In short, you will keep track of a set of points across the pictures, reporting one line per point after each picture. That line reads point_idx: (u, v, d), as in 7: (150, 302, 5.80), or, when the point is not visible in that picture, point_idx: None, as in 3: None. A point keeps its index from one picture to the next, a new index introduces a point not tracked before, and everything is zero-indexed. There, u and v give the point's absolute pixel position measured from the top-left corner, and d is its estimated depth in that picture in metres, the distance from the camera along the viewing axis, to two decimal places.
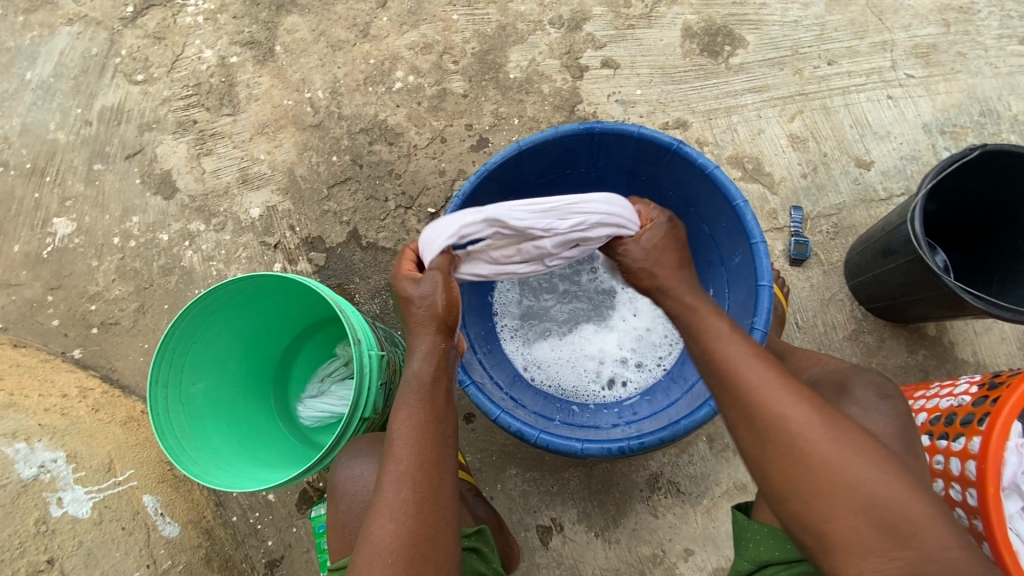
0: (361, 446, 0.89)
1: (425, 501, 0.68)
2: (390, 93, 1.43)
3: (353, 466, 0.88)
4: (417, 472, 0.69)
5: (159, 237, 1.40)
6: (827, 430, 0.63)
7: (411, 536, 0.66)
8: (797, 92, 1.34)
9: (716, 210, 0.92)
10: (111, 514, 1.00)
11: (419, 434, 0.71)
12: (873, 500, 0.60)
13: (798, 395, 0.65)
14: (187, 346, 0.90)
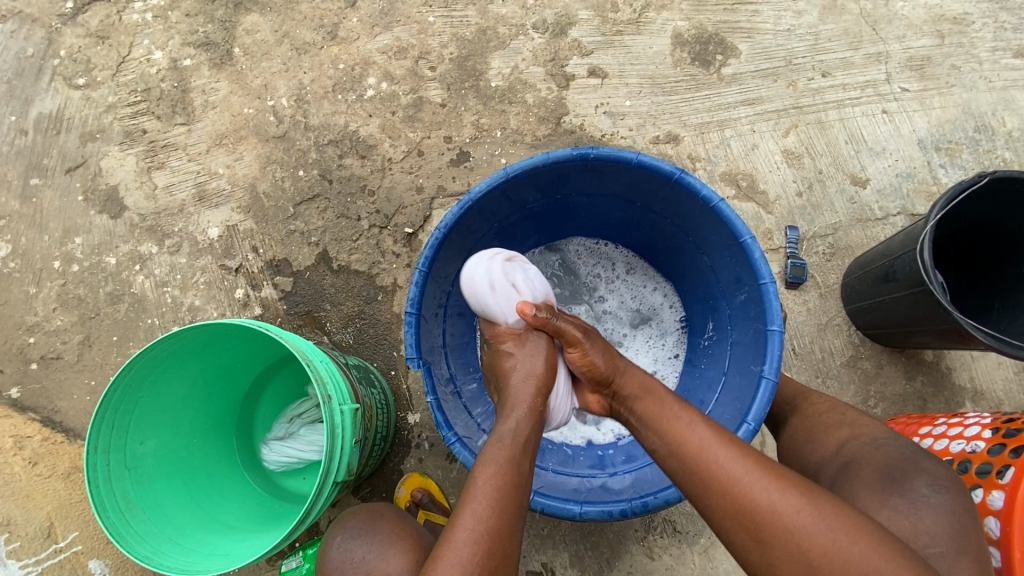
0: (360, 524, 0.86)
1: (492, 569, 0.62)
2: (362, 102, 1.32)
3: (351, 547, 0.84)
4: (489, 545, 0.63)
5: (106, 261, 1.27)
6: (806, 507, 0.58)
7: None
8: (791, 105, 1.29)
9: (719, 243, 0.86)
10: None
11: (494, 502, 0.65)
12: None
13: (770, 473, 0.61)
14: (131, 404, 0.80)
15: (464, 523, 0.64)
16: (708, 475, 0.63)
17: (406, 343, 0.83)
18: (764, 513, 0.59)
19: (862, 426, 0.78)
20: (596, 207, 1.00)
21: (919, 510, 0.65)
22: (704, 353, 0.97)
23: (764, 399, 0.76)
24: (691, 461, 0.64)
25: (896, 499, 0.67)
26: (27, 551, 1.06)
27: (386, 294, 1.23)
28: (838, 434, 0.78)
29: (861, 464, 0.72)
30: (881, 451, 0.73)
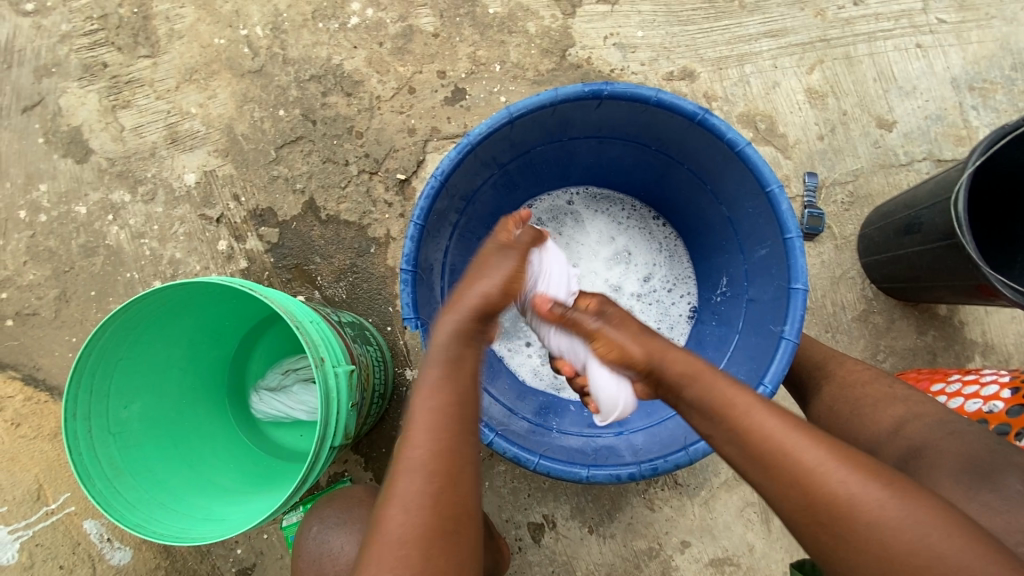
0: (338, 515, 0.87)
1: (444, 486, 0.58)
2: (345, 31, 1.19)
3: (328, 537, 0.85)
4: (445, 466, 0.59)
5: (76, 210, 1.18)
6: (889, 502, 0.53)
7: (434, 519, 0.57)
8: (817, 38, 1.18)
9: (742, 193, 0.79)
10: (45, 552, 1.03)
11: (441, 424, 0.61)
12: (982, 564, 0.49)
13: (853, 464, 0.55)
14: (109, 369, 0.75)
15: (416, 439, 0.60)
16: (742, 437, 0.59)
17: (403, 302, 0.77)
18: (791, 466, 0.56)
19: (920, 405, 0.75)
20: (606, 151, 0.92)
21: (1017, 509, 0.60)
22: (716, 309, 0.93)
23: (783, 361, 0.71)
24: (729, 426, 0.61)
25: (988, 494, 0.62)
26: (17, 516, 1.04)
27: (379, 246, 1.16)
28: (893, 410, 0.76)
29: (936, 451, 0.68)
30: (957, 439, 0.69)
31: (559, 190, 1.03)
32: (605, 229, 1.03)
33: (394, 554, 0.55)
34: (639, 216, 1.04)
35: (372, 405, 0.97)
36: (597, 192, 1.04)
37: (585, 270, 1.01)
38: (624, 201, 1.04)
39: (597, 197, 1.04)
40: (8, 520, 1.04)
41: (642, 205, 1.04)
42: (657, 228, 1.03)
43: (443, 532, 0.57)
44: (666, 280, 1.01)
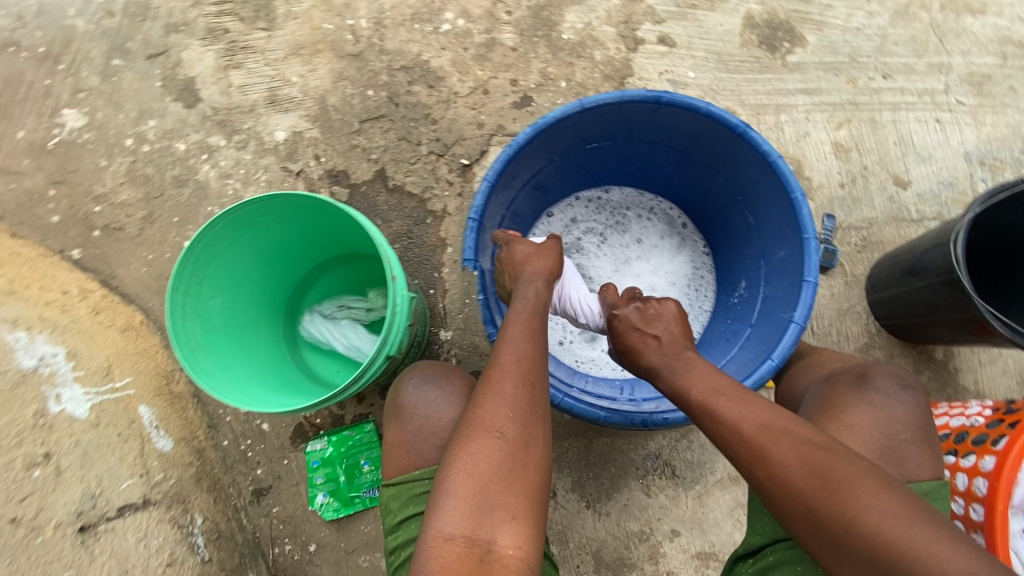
0: (434, 373, 0.87)
1: (540, 379, 0.76)
2: (437, 34, 1.37)
3: (426, 389, 0.85)
4: (528, 370, 0.76)
5: (175, 146, 1.34)
6: (802, 482, 0.62)
7: (528, 400, 0.74)
8: (847, 101, 1.34)
9: (769, 202, 0.91)
10: (108, 418, 0.92)
11: (537, 336, 0.81)
12: (900, 524, 0.55)
13: (780, 444, 0.64)
14: (208, 260, 0.87)
15: (518, 342, 0.79)
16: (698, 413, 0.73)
17: (467, 245, 0.89)
18: (731, 437, 0.68)
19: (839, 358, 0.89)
20: (654, 158, 1.06)
21: (890, 403, 0.75)
22: (732, 309, 1.03)
23: (789, 341, 0.82)
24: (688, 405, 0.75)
25: (871, 393, 0.76)
26: (93, 380, 0.94)
27: (435, 219, 1.29)
28: (828, 364, 0.88)
29: (841, 372, 0.82)
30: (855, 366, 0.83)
31: (649, 196, 1.18)
32: (669, 261, 1.16)
33: (487, 428, 0.71)
34: (698, 278, 1.14)
35: (413, 349, 1.07)
36: (697, 242, 1.17)
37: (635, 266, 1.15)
38: (701, 259, 1.16)
39: (670, 217, 1.18)
40: (85, 381, 0.93)
41: (686, 220, 1.18)
42: (702, 304, 1.12)
43: (524, 414, 0.73)
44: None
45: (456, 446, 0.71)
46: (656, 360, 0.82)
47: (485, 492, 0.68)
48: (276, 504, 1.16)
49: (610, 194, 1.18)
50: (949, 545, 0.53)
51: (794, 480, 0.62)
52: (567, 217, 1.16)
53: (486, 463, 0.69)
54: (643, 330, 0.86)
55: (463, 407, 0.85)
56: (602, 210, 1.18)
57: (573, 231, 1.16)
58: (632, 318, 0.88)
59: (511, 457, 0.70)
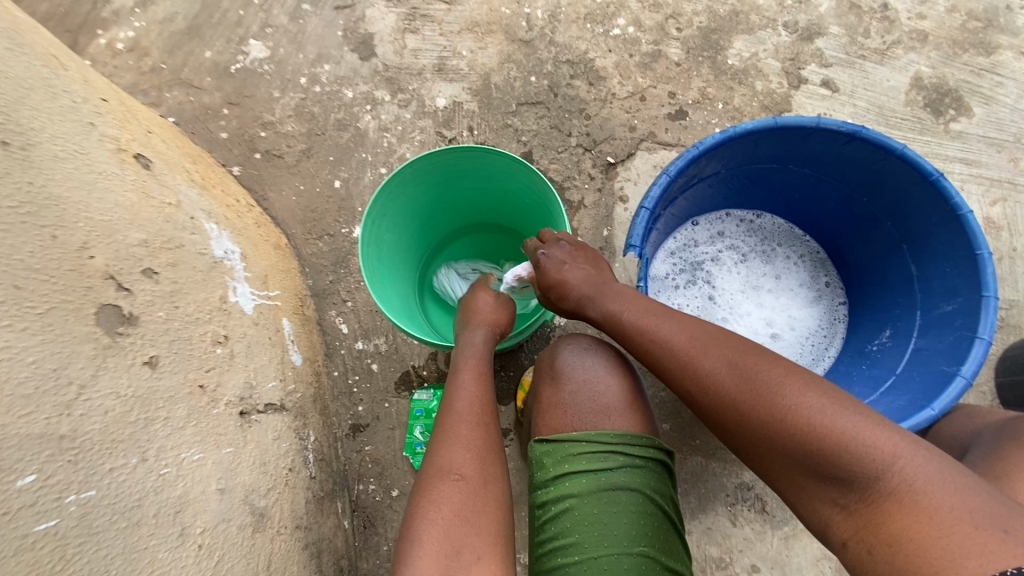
0: (590, 342, 0.96)
1: (488, 420, 0.85)
2: (606, 37, 1.42)
3: (584, 357, 0.93)
4: (479, 408, 0.85)
5: (344, 92, 1.42)
6: (740, 387, 0.73)
7: (480, 440, 0.81)
8: (1006, 179, 1.31)
9: (944, 255, 0.90)
10: (265, 321, 0.98)
11: (484, 374, 0.91)
12: (812, 411, 0.66)
13: (709, 359, 0.76)
14: (397, 196, 0.93)
15: (464, 383, 0.88)
16: (634, 332, 0.85)
17: (634, 231, 0.91)
18: (674, 356, 0.80)
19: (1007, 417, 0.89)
20: (818, 190, 1.07)
21: None
22: (872, 356, 1.01)
23: (953, 394, 0.80)
24: (621, 326, 0.87)
25: None
26: (257, 284, 1.01)
27: (570, 208, 1.33)
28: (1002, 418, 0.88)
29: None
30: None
31: (799, 231, 1.18)
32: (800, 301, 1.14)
33: (445, 473, 0.76)
34: (830, 323, 1.12)
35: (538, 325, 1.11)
36: (837, 288, 1.14)
37: (767, 295, 1.14)
38: (836, 306, 1.13)
39: (816, 256, 1.17)
40: (252, 283, 1.00)
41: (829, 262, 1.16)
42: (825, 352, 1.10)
43: (479, 448, 0.80)
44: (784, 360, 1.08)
45: (421, 492, 0.76)
46: (587, 292, 0.91)
47: (450, 530, 0.71)
48: (369, 442, 1.20)
49: (761, 219, 1.18)
50: (859, 419, 0.64)
51: (724, 385, 0.74)
52: (713, 229, 1.16)
53: (449, 504, 0.73)
54: (568, 265, 0.92)
55: (618, 377, 0.92)
56: (749, 233, 1.17)
57: (716, 244, 1.16)
58: (560, 254, 0.92)
59: (474, 494, 0.75)
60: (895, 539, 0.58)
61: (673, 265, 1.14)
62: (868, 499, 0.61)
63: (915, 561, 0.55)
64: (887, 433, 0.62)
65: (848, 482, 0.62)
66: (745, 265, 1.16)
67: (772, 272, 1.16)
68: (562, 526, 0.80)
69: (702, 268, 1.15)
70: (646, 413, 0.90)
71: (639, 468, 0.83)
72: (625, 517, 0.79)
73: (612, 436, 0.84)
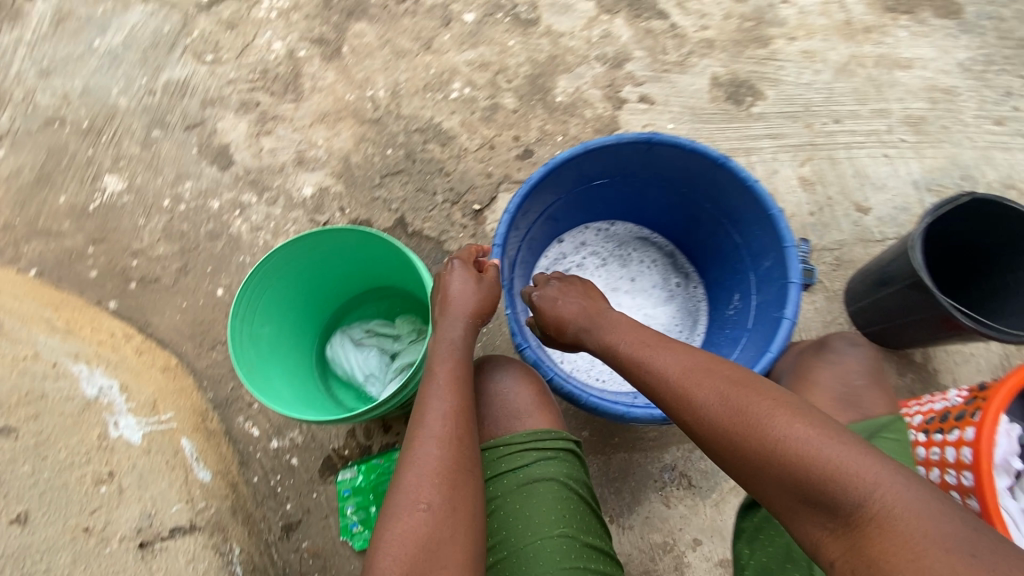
0: (497, 360, 1.04)
1: (463, 439, 0.83)
2: (447, 100, 1.56)
3: (493, 374, 1.01)
4: (456, 426, 0.84)
5: (210, 204, 1.46)
6: (733, 415, 0.73)
7: (452, 464, 0.80)
8: (807, 142, 1.54)
9: (752, 221, 1.05)
10: (158, 446, 1.08)
11: (459, 387, 0.88)
12: (802, 439, 0.67)
13: (708, 387, 0.77)
14: (262, 289, 0.97)
15: (433, 401, 0.86)
16: (634, 365, 0.86)
17: (491, 266, 0.99)
18: (671, 384, 0.81)
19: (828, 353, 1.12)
20: (647, 191, 1.21)
21: (843, 358, 1.11)
22: (729, 321, 1.14)
23: (782, 335, 0.93)
24: (619, 360, 0.89)
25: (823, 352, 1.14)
26: (144, 411, 1.11)
27: (452, 258, 1.41)
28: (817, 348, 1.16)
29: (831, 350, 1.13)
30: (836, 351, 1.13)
31: (648, 232, 1.35)
32: (660, 293, 1.30)
33: (413, 504, 0.77)
34: (691, 303, 1.29)
35: None
36: (691, 274, 1.31)
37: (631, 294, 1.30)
38: (693, 290, 1.30)
39: (667, 250, 1.34)
40: (138, 412, 1.10)
41: (680, 250, 1.33)
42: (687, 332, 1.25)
43: (450, 478, 0.79)
44: None
45: (387, 525, 0.77)
46: (581, 323, 0.96)
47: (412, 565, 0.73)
48: (305, 538, 1.18)
49: (614, 226, 1.34)
50: (841, 447, 0.65)
51: (716, 412, 0.74)
52: (577, 240, 1.30)
53: (415, 536, 0.75)
54: (562, 299, 1.00)
55: (526, 386, 1.00)
56: (608, 242, 1.34)
57: (581, 253, 1.31)
58: (552, 293, 1.02)
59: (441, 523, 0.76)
60: (875, 560, 0.58)
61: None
62: (851, 526, 0.61)
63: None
64: (875, 463, 0.63)
65: (834, 508, 0.63)
66: (610, 268, 1.31)
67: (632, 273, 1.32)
68: (491, 527, 0.87)
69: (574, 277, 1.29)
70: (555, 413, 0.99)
71: (552, 458, 0.91)
72: (548, 504, 0.87)
73: (525, 435, 0.93)
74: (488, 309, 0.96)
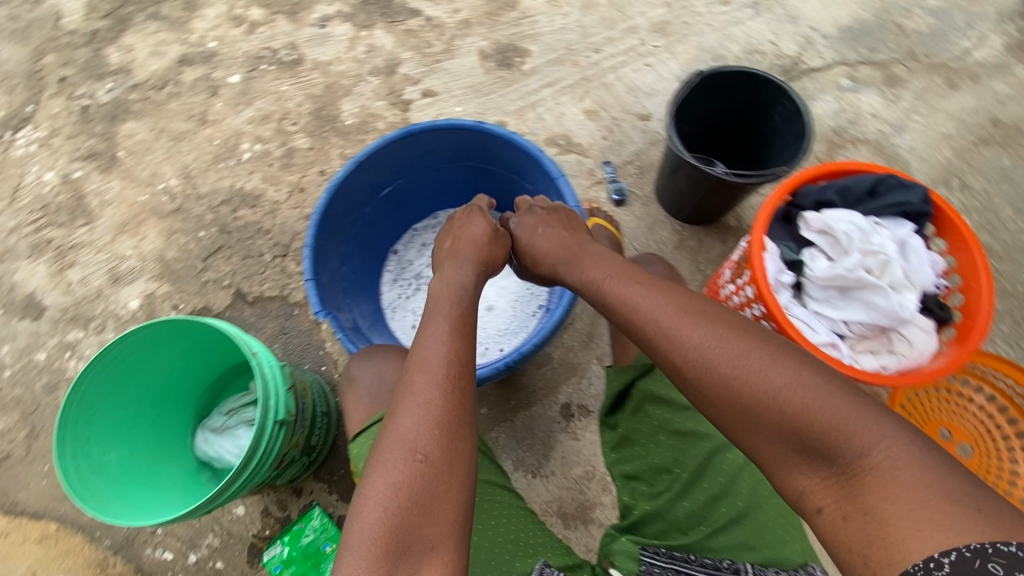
0: (372, 350, 1.05)
1: (458, 394, 0.76)
2: (241, 164, 1.56)
3: (367, 360, 1.03)
4: (454, 376, 0.78)
5: (35, 357, 1.38)
6: (730, 354, 0.70)
7: (447, 419, 0.74)
8: (579, 79, 1.67)
9: (529, 167, 1.15)
10: None
11: (458, 341, 0.83)
12: (789, 387, 0.64)
13: (705, 327, 0.74)
14: (88, 417, 0.96)
15: (429, 350, 0.80)
16: (629, 313, 0.82)
17: (311, 300, 1.03)
18: (660, 326, 0.77)
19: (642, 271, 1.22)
20: (444, 176, 1.29)
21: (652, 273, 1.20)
22: None
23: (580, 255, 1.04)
24: (608, 298, 0.87)
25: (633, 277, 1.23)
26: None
27: (301, 307, 1.41)
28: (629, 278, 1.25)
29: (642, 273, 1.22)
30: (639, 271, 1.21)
31: (475, 209, 1.42)
32: None
33: (408, 451, 0.71)
34: None
35: (317, 418, 1.14)
36: None
37: None
38: None
39: None
40: None
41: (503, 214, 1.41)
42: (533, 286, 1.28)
43: (451, 430, 0.73)
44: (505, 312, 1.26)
45: (370, 471, 0.71)
46: (558, 253, 1.00)
47: (400, 524, 0.66)
48: None
49: (437, 219, 1.40)
50: (848, 399, 0.62)
51: (718, 349, 0.70)
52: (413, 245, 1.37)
53: (406, 490, 0.68)
54: (542, 230, 1.05)
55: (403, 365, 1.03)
56: (443, 234, 1.40)
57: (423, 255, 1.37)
58: (531, 224, 1.08)
59: (431, 478, 0.69)
60: (869, 507, 0.56)
61: (397, 291, 1.33)
62: (850, 480, 0.58)
63: (880, 528, 0.55)
64: (890, 427, 0.59)
65: (833, 459, 0.60)
66: None
67: None
68: None
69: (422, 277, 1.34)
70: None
71: None
72: None
73: None
74: (494, 259, 1.05)
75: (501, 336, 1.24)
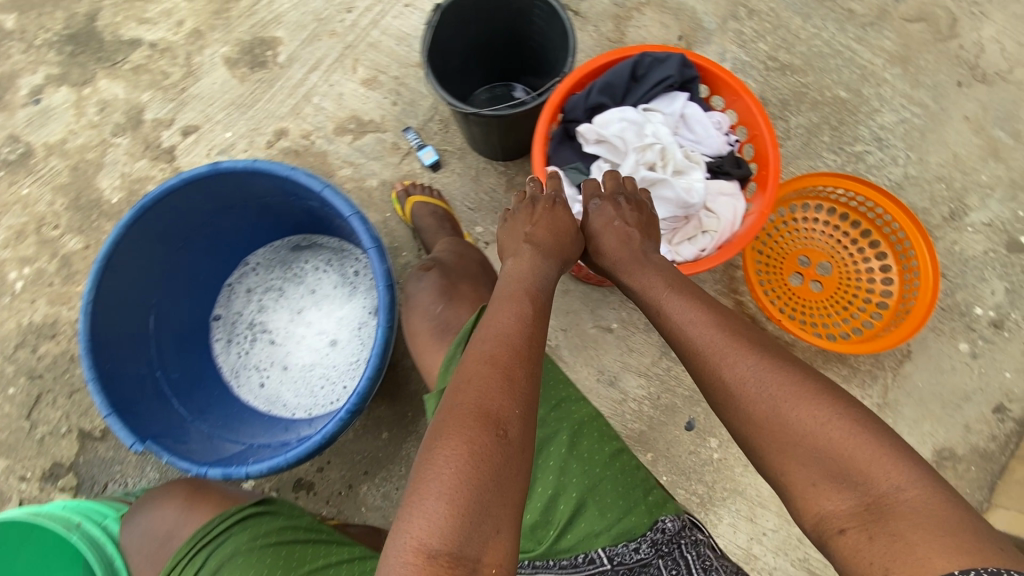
0: (137, 507, 0.97)
1: (528, 373, 0.68)
2: (18, 296, 1.36)
3: (136, 521, 0.96)
4: (518, 352, 0.70)
5: None
6: (780, 379, 0.70)
7: (527, 405, 0.66)
8: (343, 49, 1.48)
9: (296, 189, 1.01)
10: None
11: (526, 314, 0.75)
12: (827, 422, 0.65)
13: (753, 351, 0.73)
14: None
15: (499, 323, 0.73)
16: (674, 333, 0.79)
17: (122, 436, 0.92)
18: (702, 347, 0.76)
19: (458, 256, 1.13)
20: (226, 227, 1.14)
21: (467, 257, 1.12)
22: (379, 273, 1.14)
23: (379, 264, 0.93)
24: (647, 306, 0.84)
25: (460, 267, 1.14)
26: None
27: None
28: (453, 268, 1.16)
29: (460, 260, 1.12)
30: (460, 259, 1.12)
31: (290, 236, 1.26)
32: (338, 286, 1.24)
33: (489, 422, 0.63)
34: (363, 277, 1.23)
35: None
36: (349, 247, 1.24)
37: (314, 304, 1.23)
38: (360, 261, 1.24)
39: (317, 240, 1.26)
40: None
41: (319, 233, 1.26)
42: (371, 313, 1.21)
43: (532, 413, 0.66)
44: (350, 348, 1.19)
45: (436, 444, 0.62)
46: (617, 251, 0.88)
47: (473, 500, 0.58)
48: None
49: (251, 262, 1.25)
50: (880, 441, 0.64)
51: (762, 376, 0.70)
52: (238, 295, 1.24)
53: (484, 470, 0.60)
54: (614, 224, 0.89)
55: (168, 507, 0.94)
56: (267, 272, 1.25)
57: (251, 300, 1.24)
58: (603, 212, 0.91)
59: (507, 461, 0.61)
60: (895, 538, 0.59)
61: (235, 351, 1.20)
62: (879, 508, 0.61)
63: (900, 558, 0.57)
64: (919, 470, 0.62)
65: (864, 486, 0.62)
66: (284, 294, 1.24)
67: (307, 283, 1.24)
68: None
69: (257, 324, 1.22)
70: (220, 493, 0.96)
71: (217, 539, 0.88)
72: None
73: (182, 545, 0.89)
74: (561, 258, 0.88)
75: (351, 369, 1.18)
